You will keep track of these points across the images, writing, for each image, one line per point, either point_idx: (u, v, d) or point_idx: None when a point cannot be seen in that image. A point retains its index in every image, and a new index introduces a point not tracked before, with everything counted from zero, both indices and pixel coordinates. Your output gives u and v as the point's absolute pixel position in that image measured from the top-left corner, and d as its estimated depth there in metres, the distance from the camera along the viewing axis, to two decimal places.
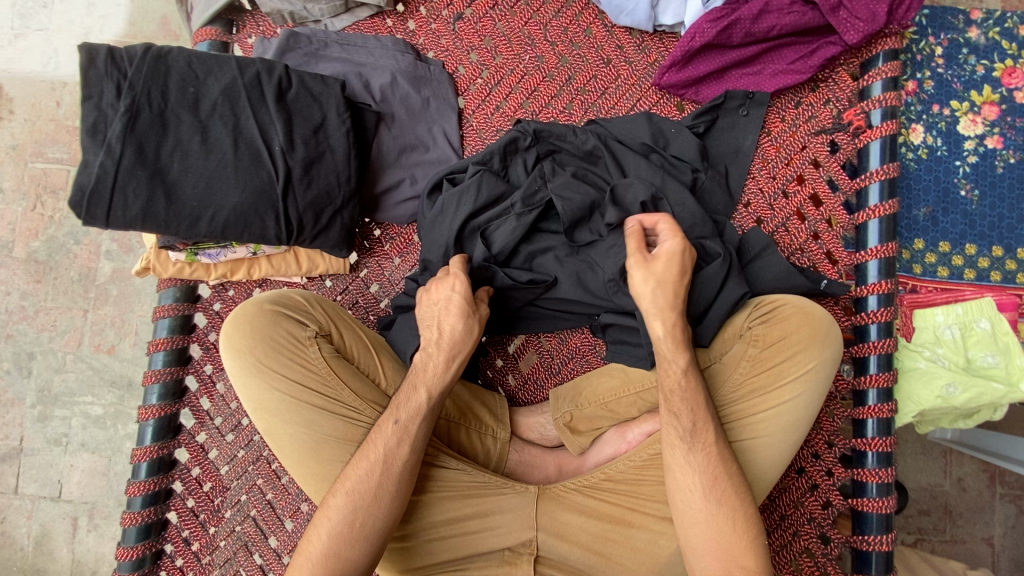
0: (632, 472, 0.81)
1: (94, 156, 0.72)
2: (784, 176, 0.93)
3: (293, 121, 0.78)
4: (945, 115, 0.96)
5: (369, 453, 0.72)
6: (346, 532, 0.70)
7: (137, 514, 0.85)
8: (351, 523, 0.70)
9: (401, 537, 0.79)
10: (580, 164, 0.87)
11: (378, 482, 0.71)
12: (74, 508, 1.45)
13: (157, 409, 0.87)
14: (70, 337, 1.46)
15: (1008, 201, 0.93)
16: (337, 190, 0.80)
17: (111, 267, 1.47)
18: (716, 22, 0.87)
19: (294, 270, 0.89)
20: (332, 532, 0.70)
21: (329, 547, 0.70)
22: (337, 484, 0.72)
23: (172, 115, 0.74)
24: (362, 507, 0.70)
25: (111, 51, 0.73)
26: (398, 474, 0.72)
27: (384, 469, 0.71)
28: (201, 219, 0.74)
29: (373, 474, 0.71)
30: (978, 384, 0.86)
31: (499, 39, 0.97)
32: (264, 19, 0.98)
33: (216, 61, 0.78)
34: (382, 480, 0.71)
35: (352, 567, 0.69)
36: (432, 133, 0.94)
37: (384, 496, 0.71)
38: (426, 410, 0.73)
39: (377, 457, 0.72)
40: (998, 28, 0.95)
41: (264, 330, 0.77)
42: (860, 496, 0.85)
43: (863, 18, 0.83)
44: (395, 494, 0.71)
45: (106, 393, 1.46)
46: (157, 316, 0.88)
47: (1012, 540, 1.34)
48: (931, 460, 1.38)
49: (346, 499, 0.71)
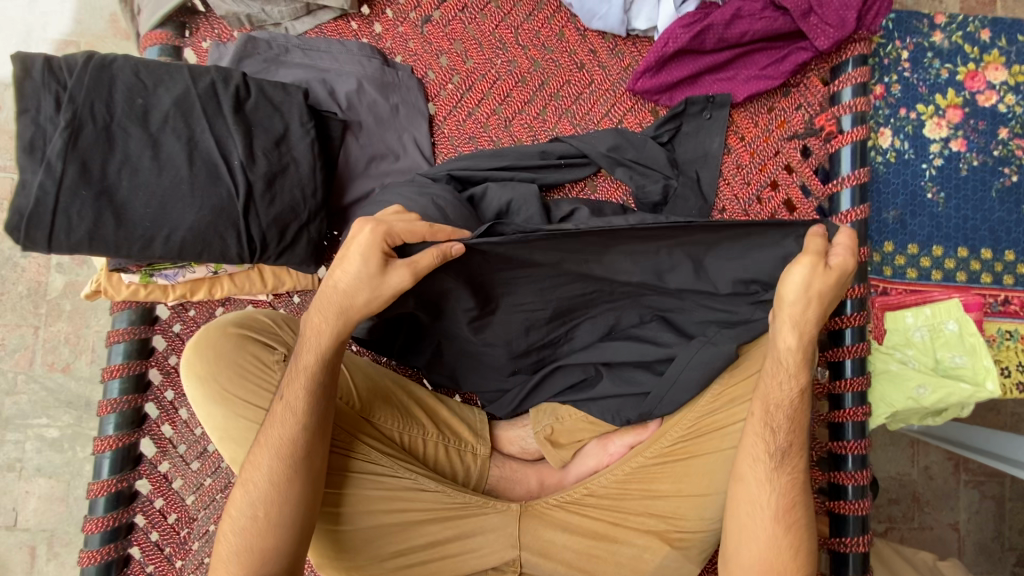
0: (614, 486, 0.80)
1: (32, 175, 0.66)
2: (759, 183, 0.93)
3: (252, 132, 0.74)
4: (911, 118, 0.97)
5: (268, 435, 0.68)
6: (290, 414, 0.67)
7: (95, 552, 0.80)
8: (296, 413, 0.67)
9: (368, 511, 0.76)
10: (577, 204, 0.85)
11: (281, 466, 0.67)
12: (32, 536, 1.38)
13: (113, 440, 0.82)
14: (21, 356, 1.38)
15: (972, 202, 0.96)
16: (302, 205, 0.76)
17: (62, 280, 1.39)
18: (689, 28, 0.86)
19: (259, 288, 0.84)
20: (241, 525, 0.67)
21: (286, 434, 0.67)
22: (241, 477, 0.69)
23: (120, 129, 0.69)
24: (263, 497, 0.66)
25: (48, 61, 0.68)
26: (291, 454, 0.67)
27: (282, 455, 0.67)
28: (155, 240, 0.69)
29: (278, 456, 0.67)
30: (947, 385, 0.88)
31: (470, 43, 0.95)
32: (219, 21, 0.92)
33: (166, 70, 0.73)
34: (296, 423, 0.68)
35: (272, 558, 0.66)
36: (403, 141, 0.91)
37: (285, 477, 0.66)
38: (310, 383, 0.68)
39: (267, 445, 0.67)
40: (962, 32, 0.97)
41: (228, 355, 0.72)
42: (837, 498, 0.87)
43: (833, 24, 0.84)
44: (298, 475, 0.67)
45: (63, 414, 1.39)
46: (111, 341, 0.83)
47: (975, 525, 1.40)
48: (900, 450, 1.42)
49: (251, 486, 0.67)
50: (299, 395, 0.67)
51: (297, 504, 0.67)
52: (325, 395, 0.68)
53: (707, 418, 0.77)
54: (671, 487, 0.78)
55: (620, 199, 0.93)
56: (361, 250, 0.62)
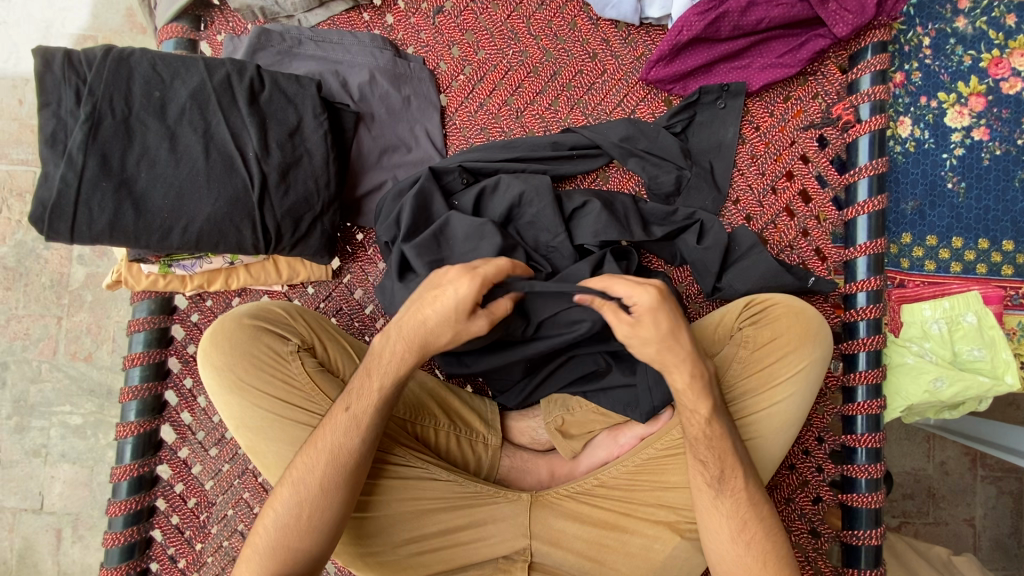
0: (627, 477, 0.81)
1: (54, 167, 0.68)
2: (774, 173, 0.92)
3: (267, 125, 0.75)
4: (932, 107, 0.95)
5: (322, 440, 0.69)
6: (351, 426, 0.68)
7: (119, 534, 0.82)
8: (358, 424, 0.68)
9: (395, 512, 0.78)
10: (590, 196, 0.84)
11: (334, 475, 0.68)
12: (58, 519, 1.42)
13: (135, 426, 0.84)
14: (45, 345, 1.41)
15: (994, 193, 0.93)
16: (316, 196, 0.77)
17: (84, 272, 1.42)
18: (704, 15, 0.85)
19: (274, 279, 0.85)
20: (280, 522, 0.68)
21: (338, 442, 0.68)
22: (287, 474, 0.70)
23: (138, 121, 0.70)
24: (310, 500, 0.67)
25: (68, 55, 0.69)
26: (345, 464, 0.68)
27: (335, 463, 0.68)
28: (173, 230, 0.71)
29: (332, 464, 0.68)
30: (965, 378, 0.87)
31: (481, 34, 0.94)
32: (233, 14, 0.93)
33: (182, 63, 0.73)
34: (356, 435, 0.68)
35: (304, 561, 0.67)
36: (414, 133, 0.91)
37: (334, 484, 0.68)
38: (378, 399, 0.69)
39: (322, 449, 0.68)
40: (986, 17, 0.94)
41: (243, 345, 0.74)
42: (850, 491, 0.86)
43: (852, 10, 0.82)
44: (345, 485, 0.68)
45: (85, 402, 1.43)
46: (132, 330, 0.85)
47: (992, 520, 1.38)
48: (915, 445, 1.41)
49: (300, 486, 0.68)
50: (366, 408, 0.68)
51: (338, 513, 0.68)
52: (387, 412, 0.70)
53: None
54: (681, 478, 0.78)
55: (631, 190, 0.92)
56: (456, 299, 0.63)
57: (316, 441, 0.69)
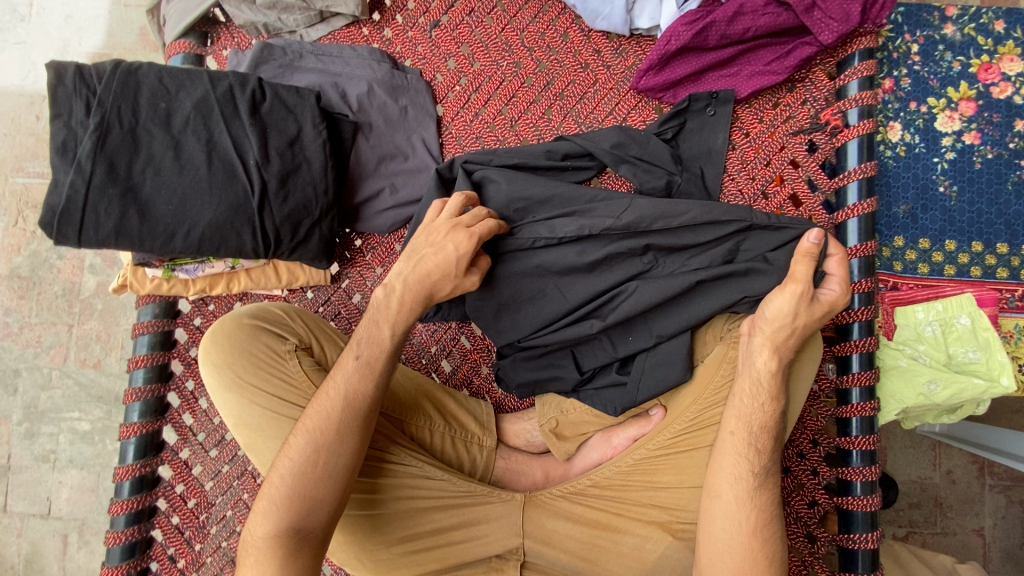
0: (619, 477, 0.81)
1: (64, 174, 0.71)
2: (764, 178, 0.94)
3: (268, 134, 0.77)
4: (922, 112, 0.96)
5: (333, 389, 0.71)
6: (367, 372, 0.71)
7: (120, 533, 0.84)
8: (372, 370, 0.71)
9: (400, 494, 0.79)
10: None
11: (347, 419, 0.70)
12: (65, 524, 1.44)
13: (138, 426, 0.86)
14: (56, 352, 1.45)
15: (987, 196, 0.94)
16: (315, 202, 0.79)
17: (95, 280, 1.46)
18: (691, 25, 0.87)
19: (274, 283, 0.88)
20: (295, 471, 0.68)
21: (352, 388, 0.71)
22: (300, 422, 0.71)
23: (144, 131, 0.74)
24: (326, 445, 0.69)
25: (79, 69, 0.73)
26: (360, 409, 0.70)
27: (350, 408, 0.70)
28: (176, 235, 0.73)
29: (346, 406, 0.70)
30: (959, 380, 0.87)
31: (476, 46, 0.97)
32: (238, 30, 0.97)
33: (187, 75, 0.77)
34: (368, 383, 0.71)
35: (319, 509, 0.68)
36: (411, 142, 0.94)
37: (350, 429, 0.70)
38: (391, 346, 0.72)
39: (335, 395, 0.70)
40: (974, 24, 0.96)
41: (242, 345, 0.76)
42: (846, 494, 0.86)
43: (837, 18, 0.84)
44: (359, 430, 0.70)
45: (94, 408, 1.46)
46: (136, 333, 0.87)
47: (1002, 531, 1.36)
48: (920, 453, 1.39)
49: (316, 432, 0.69)
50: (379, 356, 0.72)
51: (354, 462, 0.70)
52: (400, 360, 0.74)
53: (709, 410, 0.77)
54: (673, 478, 0.78)
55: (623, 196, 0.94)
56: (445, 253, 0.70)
57: (330, 387, 0.71)
